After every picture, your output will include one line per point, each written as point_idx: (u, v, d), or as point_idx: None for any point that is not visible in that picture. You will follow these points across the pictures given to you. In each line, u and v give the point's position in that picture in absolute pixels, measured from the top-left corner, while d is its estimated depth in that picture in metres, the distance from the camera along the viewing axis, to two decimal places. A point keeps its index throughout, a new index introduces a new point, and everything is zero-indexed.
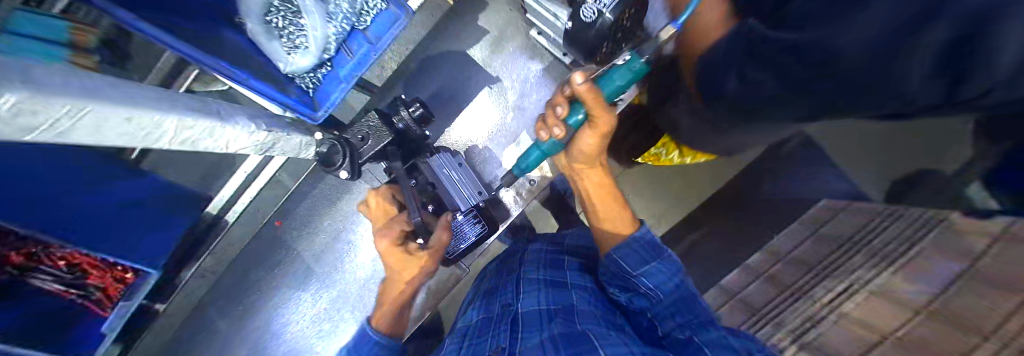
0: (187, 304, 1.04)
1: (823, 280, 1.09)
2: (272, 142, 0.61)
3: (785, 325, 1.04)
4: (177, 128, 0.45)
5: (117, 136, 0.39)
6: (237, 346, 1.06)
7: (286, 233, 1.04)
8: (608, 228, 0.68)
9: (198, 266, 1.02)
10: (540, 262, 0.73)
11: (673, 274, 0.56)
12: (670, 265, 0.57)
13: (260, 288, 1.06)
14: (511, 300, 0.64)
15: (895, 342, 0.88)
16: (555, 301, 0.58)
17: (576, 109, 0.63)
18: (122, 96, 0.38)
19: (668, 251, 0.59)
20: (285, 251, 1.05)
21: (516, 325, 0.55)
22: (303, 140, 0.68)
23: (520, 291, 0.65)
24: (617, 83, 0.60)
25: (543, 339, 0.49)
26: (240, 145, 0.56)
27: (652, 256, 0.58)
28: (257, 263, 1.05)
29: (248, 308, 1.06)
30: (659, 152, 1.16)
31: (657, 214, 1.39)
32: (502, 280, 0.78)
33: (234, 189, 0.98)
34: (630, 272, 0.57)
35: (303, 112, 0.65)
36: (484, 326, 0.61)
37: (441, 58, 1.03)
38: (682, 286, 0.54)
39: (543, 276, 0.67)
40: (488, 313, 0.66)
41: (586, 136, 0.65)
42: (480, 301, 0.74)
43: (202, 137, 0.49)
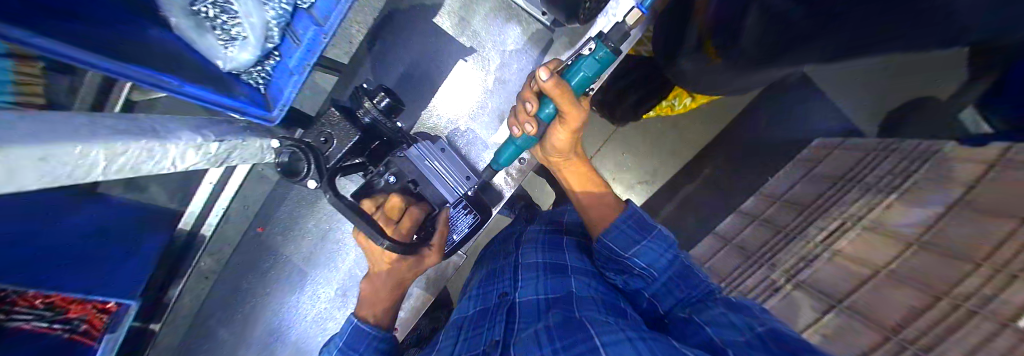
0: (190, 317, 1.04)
1: (817, 220, 1.09)
2: (227, 152, 0.55)
3: (779, 266, 1.09)
4: (105, 155, 0.38)
5: (40, 180, 0.32)
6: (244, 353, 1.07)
7: (270, 238, 1.03)
8: (594, 215, 0.69)
9: (189, 279, 1.01)
10: (538, 247, 0.74)
11: (666, 251, 0.56)
12: (662, 242, 0.57)
13: (256, 295, 1.05)
14: (508, 290, 0.64)
15: (887, 275, 0.89)
16: (553, 289, 0.58)
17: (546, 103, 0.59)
18: (23, 131, 0.31)
19: (658, 228, 0.59)
20: (273, 257, 1.04)
21: (513, 314, 0.56)
22: (262, 144, 0.62)
23: (519, 279, 0.65)
24: (584, 74, 0.57)
25: (539, 328, 0.48)
26: (190, 161, 0.50)
27: (642, 235, 0.58)
28: (251, 269, 1.04)
29: (249, 315, 1.06)
30: (671, 103, 1.13)
31: (652, 172, 1.37)
32: (503, 263, 0.79)
33: (203, 201, 0.95)
34: (620, 254, 0.57)
35: (256, 114, 0.58)
36: (480, 317, 0.62)
37: (407, 32, 0.93)
38: (674, 263, 0.55)
39: (541, 261, 0.68)
40: (486, 303, 0.67)
41: (558, 132, 0.61)
42: (480, 289, 0.74)
43: (141, 161, 0.43)
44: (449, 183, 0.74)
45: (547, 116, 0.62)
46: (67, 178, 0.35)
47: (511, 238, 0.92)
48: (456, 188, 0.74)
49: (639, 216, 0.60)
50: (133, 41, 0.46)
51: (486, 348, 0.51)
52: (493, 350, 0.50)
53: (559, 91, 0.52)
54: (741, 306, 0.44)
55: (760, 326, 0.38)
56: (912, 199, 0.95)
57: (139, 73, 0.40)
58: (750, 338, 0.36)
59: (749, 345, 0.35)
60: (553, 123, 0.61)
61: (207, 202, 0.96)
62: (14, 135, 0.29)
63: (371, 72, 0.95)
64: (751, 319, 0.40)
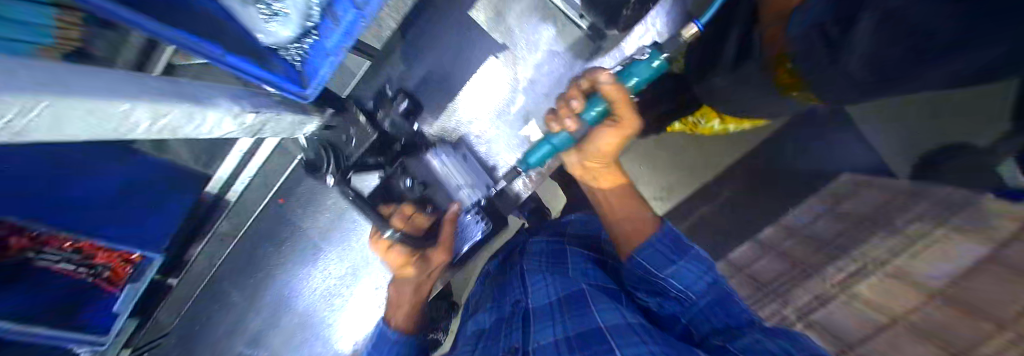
0: (201, 280, 1.08)
1: (834, 260, 1.07)
2: (262, 125, 0.57)
3: (794, 302, 1.08)
4: (150, 117, 0.40)
5: (82, 130, 0.33)
6: (251, 317, 1.11)
7: (290, 209, 1.04)
8: (626, 227, 0.69)
9: (215, 232, 1.05)
10: (545, 252, 0.82)
11: (703, 275, 0.59)
12: (698, 266, 0.60)
13: (270, 262, 1.08)
14: (521, 297, 0.76)
15: (906, 325, 0.91)
16: (564, 288, 0.68)
17: (596, 104, 0.68)
18: (81, 83, 0.32)
19: (695, 250, 0.61)
20: (290, 228, 1.05)
21: (529, 322, 0.69)
22: (296, 121, 0.64)
23: (529, 286, 0.76)
24: (636, 77, 0.67)
25: (554, 336, 0.60)
26: (226, 129, 0.52)
27: (679, 255, 0.61)
28: (271, 239, 1.07)
29: (263, 280, 1.09)
30: (698, 121, 1.08)
31: (668, 188, 1.31)
32: (507, 275, 0.89)
33: (233, 166, 0.98)
34: (657, 274, 0.61)
35: (291, 91, 0.61)
36: (497, 329, 0.76)
37: (439, 19, 0.90)
38: (712, 290, 0.58)
39: (545, 267, 0.77)
40: (502, 312, 0.79)
41: (608, 132, 0.67)
42: (494, 301, 0.84)
43: (180, 123, 0.44)
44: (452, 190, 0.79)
45: (592, 117, 0.70)
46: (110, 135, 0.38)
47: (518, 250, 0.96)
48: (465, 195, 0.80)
49: (675, 237, 0.63)
50: (201, 17, 0.47)
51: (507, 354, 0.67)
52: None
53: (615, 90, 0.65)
54: (781, 336, 0.48)
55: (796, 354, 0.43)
56: (941, 251, 0.93)
57: (183, 38, 0.39)
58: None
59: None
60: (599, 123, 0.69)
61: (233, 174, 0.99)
62: (60, 79, 0.30)
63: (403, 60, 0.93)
64: (784, 347, 0.45)
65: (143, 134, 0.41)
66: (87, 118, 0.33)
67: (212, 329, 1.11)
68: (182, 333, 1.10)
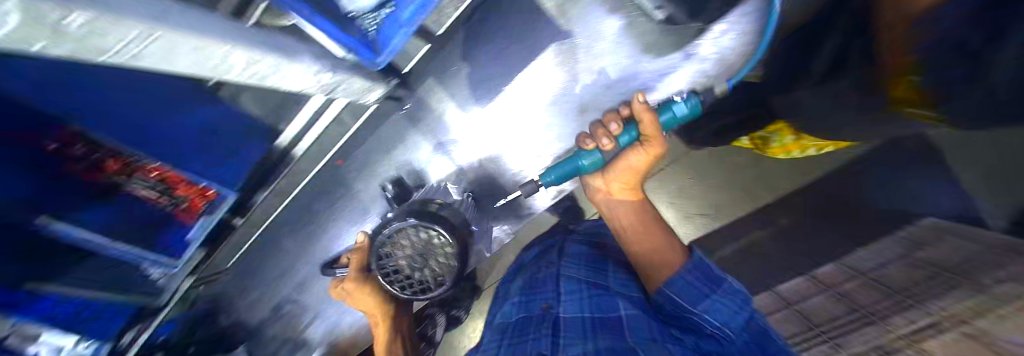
0: (263, 223, 1.05)
1: (905, 311, 0.87)
2: (335, 84, 0.60)
3: (845, 348, 0.89)
4: (247, 62, 0.43)
5: (189, 64, 0.37)
6: (286, 276, 1.10)
7: (345, 171, 0.98)
8: (648, 258, 0.76)
9: (272, 188, 1.00)
10: (582, 262, 0.78)
11: (742, 311, 0.59)
12: (736, 300, 0.60)
13: (320, 220, 1.04)
14: (552, 303, 0.71)
15: None
16: (600, 309, 0.63)
17: (629, 130, 0.73)
18: (190, 21, 0.34)
19: (728, 284, 0.62)
20: (345, 188, 1.01)
21: (558, 330, 0.63)
22: (364, 86, 0.66)
23: (562, 294, 0.71)
24: (672, 114, 0.71)
25: (587, 348, 0.55)
26: (305, 85, 0.55)
27: (713, 288, 0.62)
28: (324, 198, 1.03)
29: (315, 234, 1.06)
30: (767, 136, 0.97)
31: (713, 206, 1.29)
32: (539, 273, 0.83)
33: (296, 129, 0.89)
34: (692, 308, 0.61)
35: (365, 56, 0.65)
36: (523, 327, 0.69)
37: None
38: (745, 324, 0.58)
39: (583, 278, 0.73)
40: (529, 312, 0.73)
41: (637, 155, 0.74)
42: (521, 295, 0.79)
43: (269, 73, 0.47)
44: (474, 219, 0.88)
45: (625, 142, 0.75)
46: (210, 71, 0.40)
47: (553, 250, 0.89)
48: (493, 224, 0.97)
49: (708, 270, 0.65)
50: None
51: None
52: None
53: (644, 115, 0.69)
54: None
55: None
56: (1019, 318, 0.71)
57: None
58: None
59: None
60: (630, 148, 0.75)
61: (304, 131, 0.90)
62: (172, 15, 0.31)
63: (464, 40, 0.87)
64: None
65: (238, 76, 0.44)
66: (194, 54, 0.36)
67: (263, 273, 1.10)
68: (243, 270, 1.09)
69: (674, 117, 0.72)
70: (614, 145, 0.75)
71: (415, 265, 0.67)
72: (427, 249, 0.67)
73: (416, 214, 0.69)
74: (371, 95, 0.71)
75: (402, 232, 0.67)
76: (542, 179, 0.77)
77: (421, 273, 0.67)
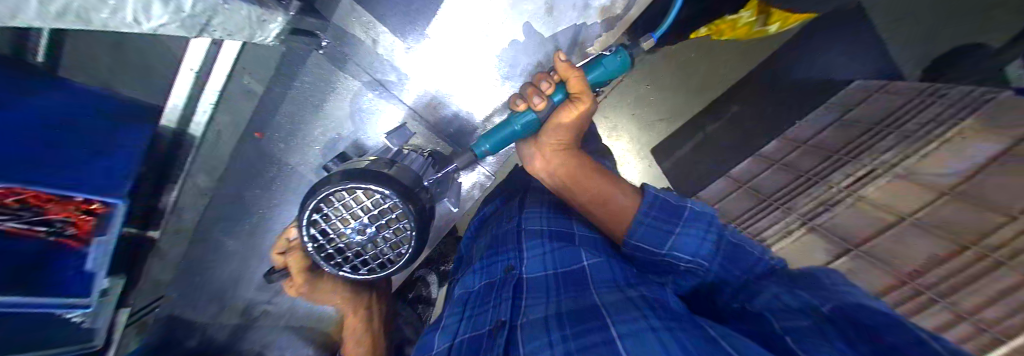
0: (185, 233, 0.86)
1: (842, 167, 0.91)
2: (207, 17, 0.42)
3: (795, 210, 0.93)
4: None
5: None
6: (232, 285, 0.94)
7: (270, 145, 0.80)
8: (611, 216, 0.61)
9: (188, 182, 0.81)
10: (542, 212, 0.68)
11: (710, 234, 0.52)
12: (700, 222, 0.53)
13: (259, 210, 0.86)
14: (513, 263, 0.56)
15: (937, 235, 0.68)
16: (563, 263, 0.53)
17: (558, 90, 0.61)
18: None
19: (689, 208, 0.54)
20: (277, 166, 0.82)
21: (520, 289, 0.50)
22: (254, 15, 0.48)
23: (524, 249, 0.58)
24: (601, 70, 0.61)
25: (548, 312, 0.42)
26: (159, 18, 0.37)
27: (674, 223, 0.54)
28: (251, 181, 0.84)
29: (257, 223, 0.88)
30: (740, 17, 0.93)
31: (675, 109, 1.18)
32: (501, 231, 0.69)
33: (184, 96, 0.69)
34: (658, 251, 0.53)
35: None
36: (484, 294, 0.54)
37: None
38: (723, 246, 0.51)
39: (545, 228, 0.63)
40: (491, 277, 0.58)
41: (566, 113, 0.60)
42: (483, 263, 0.63)
43: (94, 4, 0.29)
44: (436, 178, 0.69)
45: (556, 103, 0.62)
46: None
47: (512, 206, 0.76)
48: (465, 173, 0.84)
49: (663, 202, 0.56)
50: None
51: (492, 329, 0.43)
52: (498, 331, 0.42)
53: (572, 73, 0.56)
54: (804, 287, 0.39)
55: (822, 307, 0.33)
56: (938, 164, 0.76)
57: None
58: (819, 324, 0.31)
59: (818, 331, 0.30)
60: (560, 109, 0.61)
61: (214, 104, 0.72)
62: None
63: None
64: (815, 301, 0.35)
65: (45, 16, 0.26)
66: None
67: (218, 282, 0.93)
68: (188, 286, 0.90)
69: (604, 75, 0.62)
70: (547, 106, 0.60)
71: (363, 241, 0.53)
72: (377, 219, 0.52)
73: (353, 173, 0.51)
74: (267, 29, 0.53)
75: (333, 203, 0.51)
76: (476, 150, 0.66)
77: (373, 248, 0.54)
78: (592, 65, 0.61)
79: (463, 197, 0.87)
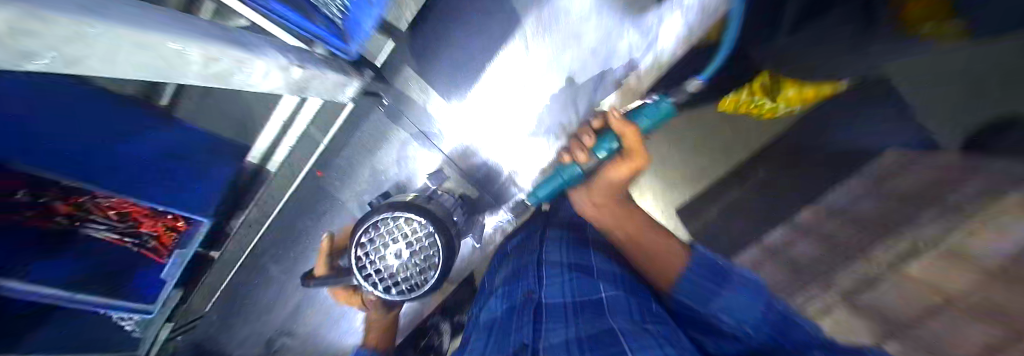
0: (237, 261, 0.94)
1: None
2: (306, 83, 0.54)
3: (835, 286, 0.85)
4: (204, 63, 0.34)
5: (137, 71, 0.27)
6: (265, 313, 0.98)
7: (328, 183, 0.90)
8: (654, 261, 0.64)
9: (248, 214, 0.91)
10: (562, 243, 0.69)
11: (762, 303, 0.48)
12: (751, 289, 0.49)
13: (304, 241, 0.93)
14: (534, 288, 0.60)
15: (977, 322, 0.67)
16: (584, 292, 0.55)
17: (606, 141, 0.62)
18: (122, 12, 0.24)
19: (740, 274, 0.52)
20: (329, 202, 0.91)
21: (539, 314, 0.53)
22: (338, 81, 0.60)
23: (542, 279, 0.61)
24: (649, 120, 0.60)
25: (569, 336, 0.46)
26: (273, 84, 0.48)
27: (716, 282, 0.53)
28: (305, 214, 0.92)
29: (300, 254, 0.94)
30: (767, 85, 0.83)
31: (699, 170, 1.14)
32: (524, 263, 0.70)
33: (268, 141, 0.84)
34: (696, 306, 0.54)
35: (336, 45, 0.58)
36: (507, 319, 0.57)
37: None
38: (772, 316, 0.47)
39: (567, 261, 0.63)
40: (512, 301, 0.61)
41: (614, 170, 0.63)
42: (504, 287, 0.66)
43: (234, 75, 0.40)
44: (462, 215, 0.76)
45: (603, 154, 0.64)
46: (111, 74, 0.24)
47: (533, 237, 0.76)
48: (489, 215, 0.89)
49: (710, 262, 0.55)
50: None
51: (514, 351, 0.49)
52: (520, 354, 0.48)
53: (623, 130, 0.58)
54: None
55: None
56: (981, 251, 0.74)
57: None
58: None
59: None
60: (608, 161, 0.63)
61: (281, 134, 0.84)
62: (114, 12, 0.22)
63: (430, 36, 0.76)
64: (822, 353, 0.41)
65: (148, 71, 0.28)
66: (149, 58, 0.26)
67: (252, 310, 0.98)
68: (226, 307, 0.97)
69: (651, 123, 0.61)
70: (592, 157, 0.63)
71: (399, 264, 0.57)
72: (411, 246, 0.57)
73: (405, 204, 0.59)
74: (345, 91, 0.66)
75: (382, 224, 0.58)
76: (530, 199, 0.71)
77: (406, 272, 0.58)
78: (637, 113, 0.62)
79: (485, 239, 0.92)
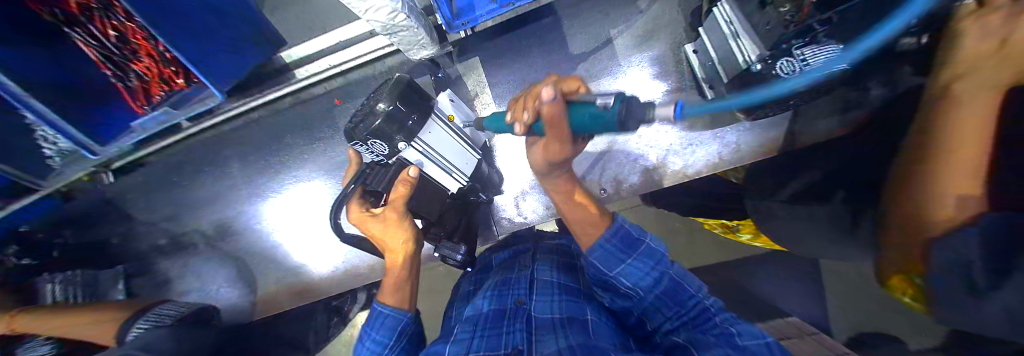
0: (212, 138, 0.91)
1: None
2: (399, 30, 0.53)
3: None
4: None
5: None
6: (204, 204, 0.91)
7: (341, 114, 0.84)
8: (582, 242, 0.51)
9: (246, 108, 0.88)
10: (554, 265, 0.61)
11: (652, 269, 0.44)
12: (650, 260, 0.45)
13: (283, 156, 0.87)
14: (524, 298, 0.52)
15: None
16: (572, 310, 0.46)
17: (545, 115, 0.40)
18: None
19: (649, 242, 0.47)
20: (328, 130, 0.85)
21: (531, 326, 0.44)
22: (423, 41, 0.60)
23: (534, 291, 0.53)
24: (581, 124, 0.34)
25: (563, 345, 0.38)
26: (376, 16, 0.48)
27: (629, 252, 0.46)
28: (300, 129, 0.86)
29: (271, 165, 0.88)
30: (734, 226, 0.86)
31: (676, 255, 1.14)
32: (514, 272, 0.62)
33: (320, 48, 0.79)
34: (605, 273, 0.46)
35: (445, 13, 0.57)
36: (495, 319, 0.48)
37: (560, 24, 0.75)
38: (664, 282, 0.44)
39: (555, 281, 0.55)
40: (501, 304, 0.52)
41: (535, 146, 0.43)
42: (490, 289, 0.57)
43: None
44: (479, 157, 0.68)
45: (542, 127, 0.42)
46: None
47: (522, 256, 0.68)
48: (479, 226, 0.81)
49: (625, 231, 0.47)
50: None
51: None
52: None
53: (552, 126, 0.34)
54: None
55: None
56: None
57: None
58: None
59: None
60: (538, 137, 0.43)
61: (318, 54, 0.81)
62: None
63: (515, 41, 0.76)
64: None
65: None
66: None
67: (192, 190, 0.92)
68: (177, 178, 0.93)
69: (582, 125, 0.34)
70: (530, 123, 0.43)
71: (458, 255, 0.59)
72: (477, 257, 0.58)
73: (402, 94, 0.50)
74: (421, 52, 0.65)
75: (359, 148, 0.52)
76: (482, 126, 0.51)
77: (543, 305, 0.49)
78: (592, 105, 0.34)
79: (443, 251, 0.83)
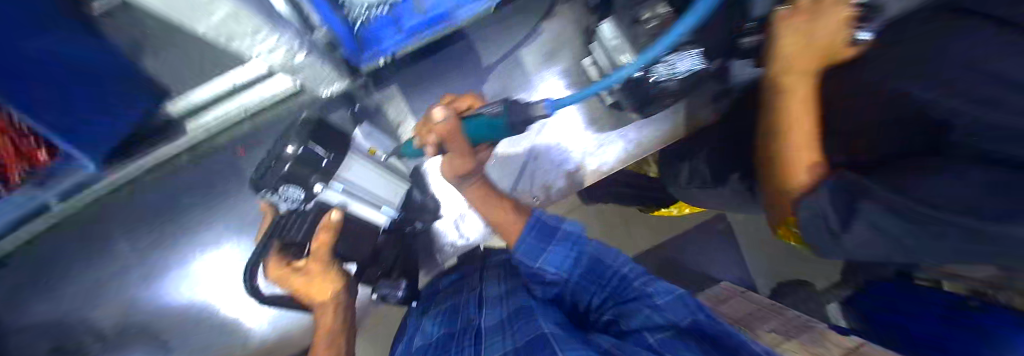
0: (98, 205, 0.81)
1: None
2: (301, 66, 0.51)
3: None
4: (230, 19, 0.32)
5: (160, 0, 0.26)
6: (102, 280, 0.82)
7: (249, 161, 0.79)
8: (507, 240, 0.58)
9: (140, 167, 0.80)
10: (503, 276, 0.62)
11: (571, 251, 0.49)
12: (569, 241, 0.50)
13: (183, 220, 0.81)
14: (473, 316, 0.52)
15: None
16: (517, 314, 0.46)
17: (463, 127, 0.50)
18: None
19: (563, 228, 0.52)
20: (231, 185, 0.80)
21: (478, 338, 0.44)
22: (331, 75, 0.59)
23: (483, 306, 0.53)
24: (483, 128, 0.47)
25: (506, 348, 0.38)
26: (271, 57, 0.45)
27: (547, 240, 0.51)
28: (203, 184, 0.81)
29: (175, 226, 0.82)
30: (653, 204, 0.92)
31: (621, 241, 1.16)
32: (465, 292, 0.62)
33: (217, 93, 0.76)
34: (531, 266, 0.51)
35: (349, 48, 0.58)
36: (443, 344, 0.48)
37: (474, 48, 0.80)
38: (582, 261, 0.48)
39: (503, 288, 0.57)
40: (451, 327, 0.52)
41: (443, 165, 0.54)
42: (441, 315, 0.57)
43: (247, 34, 0.36)
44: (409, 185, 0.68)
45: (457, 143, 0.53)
46: None
47: (472, 274, 0.68)
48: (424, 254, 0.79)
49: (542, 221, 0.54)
50: None
51: None
52: None
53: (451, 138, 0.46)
54: None
55: None
56: None
57: None
58: None
59: None
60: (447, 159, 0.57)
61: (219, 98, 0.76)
62: None
63: (433, 66, 0.79)
64: None
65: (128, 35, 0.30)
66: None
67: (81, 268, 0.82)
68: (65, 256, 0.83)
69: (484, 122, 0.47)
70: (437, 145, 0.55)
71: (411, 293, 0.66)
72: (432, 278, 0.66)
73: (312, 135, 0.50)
74: (331, 86, 0.64)
75: (274, 197, 0.52)
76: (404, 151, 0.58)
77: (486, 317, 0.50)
78: (483, 114, 0.47)
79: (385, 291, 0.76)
